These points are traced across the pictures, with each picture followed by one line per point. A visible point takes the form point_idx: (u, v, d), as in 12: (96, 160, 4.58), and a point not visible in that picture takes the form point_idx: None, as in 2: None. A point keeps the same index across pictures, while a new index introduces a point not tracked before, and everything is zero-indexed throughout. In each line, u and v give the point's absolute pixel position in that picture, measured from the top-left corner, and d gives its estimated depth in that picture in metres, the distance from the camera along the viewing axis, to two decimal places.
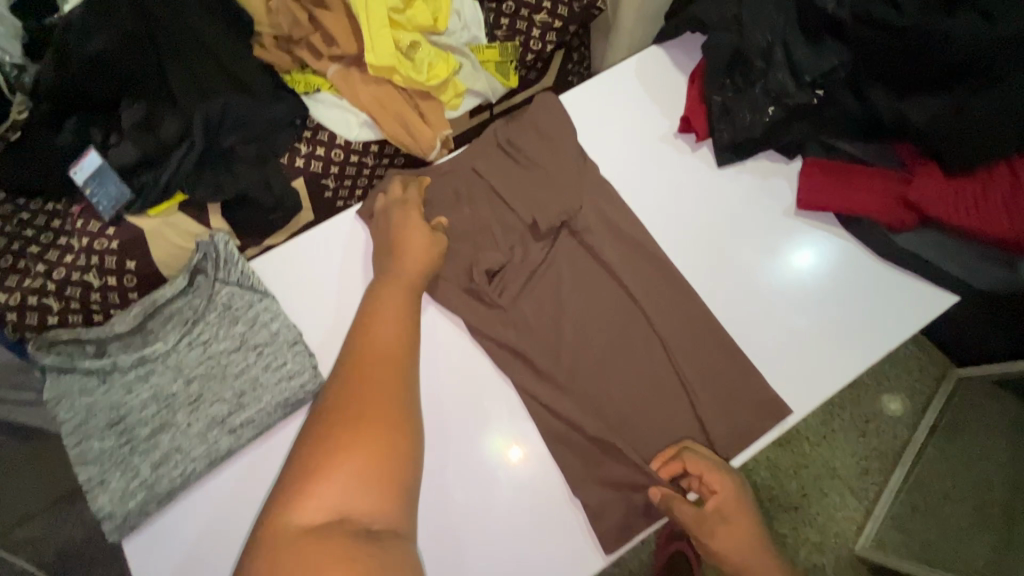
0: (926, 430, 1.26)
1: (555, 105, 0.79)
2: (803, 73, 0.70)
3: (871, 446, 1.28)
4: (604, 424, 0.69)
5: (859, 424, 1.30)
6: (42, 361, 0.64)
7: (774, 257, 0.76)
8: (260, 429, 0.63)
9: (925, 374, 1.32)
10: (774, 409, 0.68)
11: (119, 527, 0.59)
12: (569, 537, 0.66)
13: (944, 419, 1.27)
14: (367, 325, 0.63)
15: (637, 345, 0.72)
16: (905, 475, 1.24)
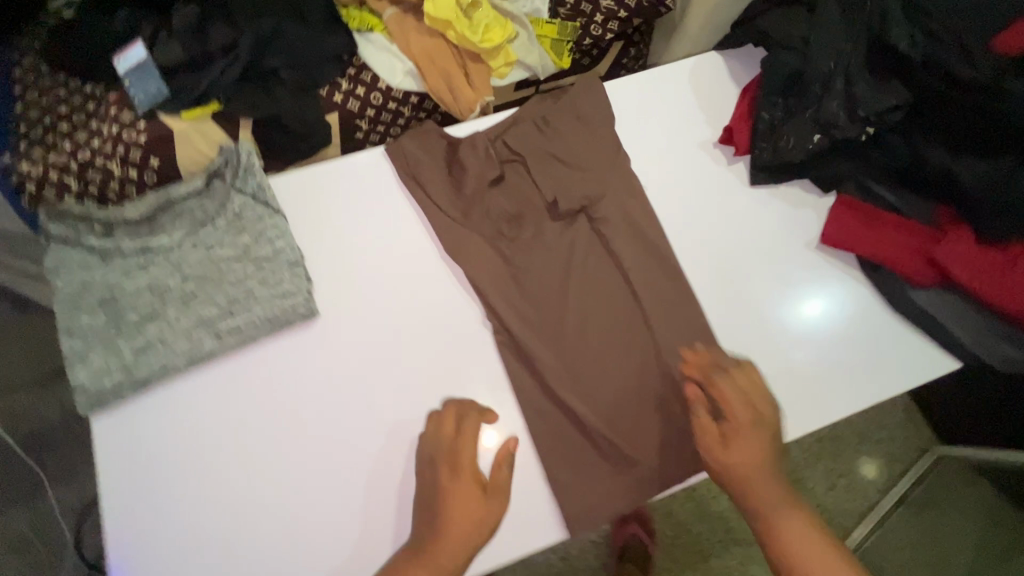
0: (895, 499, 1.22)
1: (599, 90, 0.79)
2: (859, 107, 0.67)
3: (835, 501, 1.23)
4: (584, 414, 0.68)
5: (830, 477, 1.25)
6: (49, 228, 0.64)
7: (806, 332, 0.73)
8: (245, 339, 0.64)
9: (907, 445, 1.27)
10: None
11: (93, 402, 0.60)
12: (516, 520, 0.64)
13: (915, 492, 1.23)
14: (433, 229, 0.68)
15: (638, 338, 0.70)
16: (864, 538, 1.18)
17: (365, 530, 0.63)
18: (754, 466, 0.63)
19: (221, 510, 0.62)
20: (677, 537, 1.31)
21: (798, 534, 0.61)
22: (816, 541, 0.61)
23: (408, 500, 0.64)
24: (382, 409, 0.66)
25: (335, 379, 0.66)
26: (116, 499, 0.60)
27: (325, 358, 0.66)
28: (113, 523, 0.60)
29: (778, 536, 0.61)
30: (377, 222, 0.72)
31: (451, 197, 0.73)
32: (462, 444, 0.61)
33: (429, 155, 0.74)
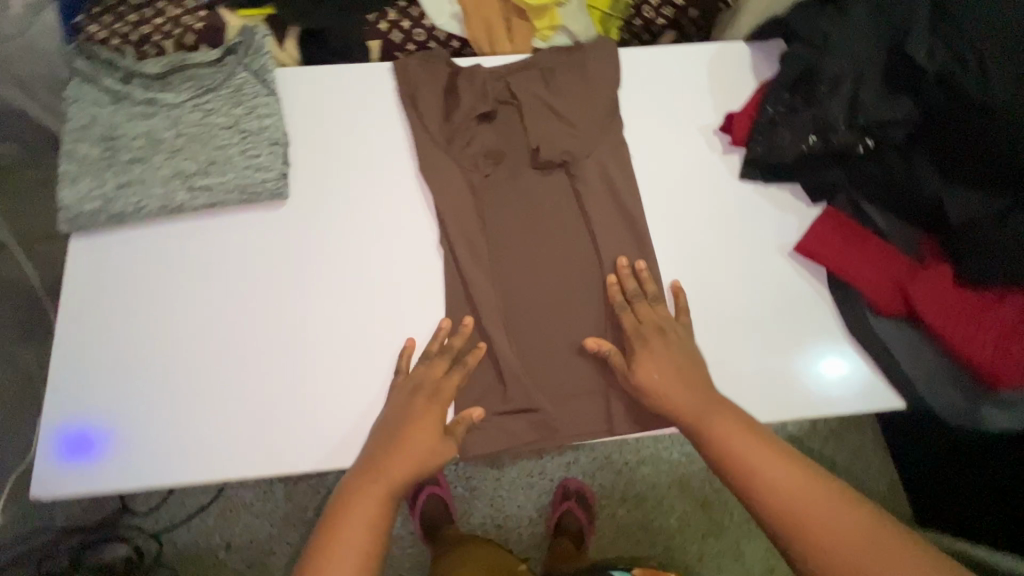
0: None
1: (611, 54, 0.79)
2: (861, 114, 0.65)
3: None
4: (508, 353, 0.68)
5: None
6: (78, 65, 0.72)
7: (755, 332, 0.70)
8: (214, 199, 0.68)
9: None
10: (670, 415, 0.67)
11: (72, 221, 0.66)
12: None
13: None
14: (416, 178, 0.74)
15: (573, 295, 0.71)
16: None
17: (274, 406, 0.64)
18: (688, 394, 0.63)
19: (153, 350, 0.66)
20: (616, 542, 1.29)
21: (751, 449, 0.57)
22: (775, 452, 0.57)
23: (320, 389, 0.65)
24: (322, 298, 0.69)
25: (288, 259, 0.70)
26: (70, 315, 0.66)
27: (284, 238, 0.70)
28: (61, 335, 0.65)
29: (738, 454, 0.57)
30: (367, 131, 0.76)
31: (439, 121, 0.75)
32: (450, 385, 0.65)
33: (429, 79, 0.76)
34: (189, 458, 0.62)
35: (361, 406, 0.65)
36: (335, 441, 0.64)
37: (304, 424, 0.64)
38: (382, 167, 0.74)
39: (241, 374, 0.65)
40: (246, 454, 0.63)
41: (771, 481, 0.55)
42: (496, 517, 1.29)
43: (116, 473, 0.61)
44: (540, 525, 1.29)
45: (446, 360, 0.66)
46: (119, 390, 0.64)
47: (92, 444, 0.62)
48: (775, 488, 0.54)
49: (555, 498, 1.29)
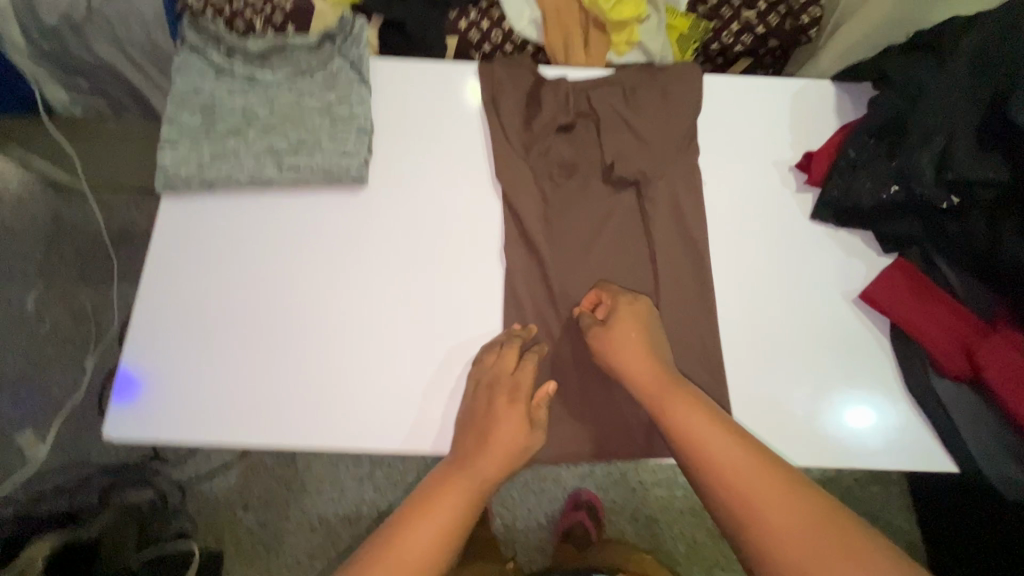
0: None
1: (695, 79, 0.79)
2: (950, 168, 0.63)
3: None
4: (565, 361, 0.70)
5: None
6: (187, 36, 0.76)
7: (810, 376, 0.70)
8: (299, 177, 0.71)
9: None
10: None
11: (167, 182, 0.70)
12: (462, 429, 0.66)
13: None
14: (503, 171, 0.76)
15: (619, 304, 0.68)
16: None
17: (330, 381, 0.67)
18: (685, 412, 0.60)
19: (225, 313, 0.69)
20: None
21: (750, 479, 0.55)
22: (778, 492, 0.54)
23: (374, 372, 0.68)
24: (387, 284, 0.71)
25: (359, 244, 0.72)
26: (154, 271, 0.70)
27: (358, 223, 0.73)
28: (144, 289, 0.70)
29: (741, 495, 0.54)
30: (448, 129, 0.78)
31: (519, 127, 0.77)
32: (521, 378, 0.65)
33: (514, 84, 0.78)
34: (247, 420, 0.65)
35: (413, 393, 0.67)
36: (385, 424, 0.66)
37: (358, 405, 0.66)
38: (460, 166, 0.77)
39: (303, 347, 0.68)
40: (298, 425, 0.65)
41: (769, 520, 0.52)
42: (505, 516, 1.30)
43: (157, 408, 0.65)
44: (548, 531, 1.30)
45: (514, 351, 0.66)
46: (190, 346, 0.68)
47: (131, 383, 0.66)
48: (768, 525, 0.52)
49: (566, 505, 1.30)
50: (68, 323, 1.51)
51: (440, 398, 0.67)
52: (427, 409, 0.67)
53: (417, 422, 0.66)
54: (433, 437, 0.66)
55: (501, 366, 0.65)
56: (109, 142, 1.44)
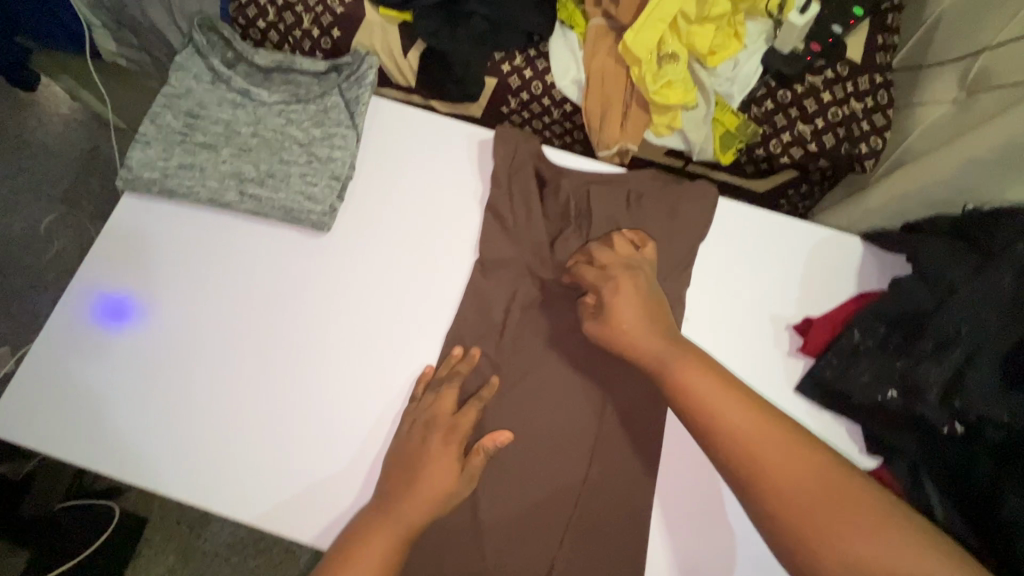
0: None
1: (708, 203, 0.73)
2: (960, 395, 0.54)
3: None
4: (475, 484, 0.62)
5: None
6: (193, 35, 0.73)
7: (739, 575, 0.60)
8: (258, 209, 0.67)
9: None
10: None
11: (128, 182, 0.67)
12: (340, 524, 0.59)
13: None
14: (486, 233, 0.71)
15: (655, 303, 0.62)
16: None
17: (225, 433, 0.62)
18: (708, 379, 0.53)
19: (144, 329, 0.65)
20: None
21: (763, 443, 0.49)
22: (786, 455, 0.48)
23: (272, 435, 0.62)
24: (317, 343, 0.66)
25: (301, 291, 0.68)
26: (90, 267, 0.67)
27: (307, 270, 0.68)
28: (75, 285, 0.66)
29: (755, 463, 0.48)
30: (431, 190, 0.73)
31: (507, 210, 0.71)
32: (460, 421, 0.60)
33: (513, 163, 0.73)
34: (127, 451, 0.61)
35: (303, 470, 0.61)
36: (264, 496, 0.60)
37: (244, 468, 0.61)
38: (432, 234, 0.71)
39: (210, 388, 0.64)
40: (176, 471, 0.61)
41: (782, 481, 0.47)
42: None
43: (54, 381, 0.63)
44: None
45: (456, 393, 0.62)
46: (103, 350, 0.64)
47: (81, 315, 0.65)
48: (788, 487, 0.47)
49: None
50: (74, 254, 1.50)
51: (330, 483, 0.61)
52: (314, 495, 0.60)
53: (298, 503, 0.60)
54: (309, 529, 0.59)
55: (438, 409, 0.60)
56: (146, 93, 1.45)
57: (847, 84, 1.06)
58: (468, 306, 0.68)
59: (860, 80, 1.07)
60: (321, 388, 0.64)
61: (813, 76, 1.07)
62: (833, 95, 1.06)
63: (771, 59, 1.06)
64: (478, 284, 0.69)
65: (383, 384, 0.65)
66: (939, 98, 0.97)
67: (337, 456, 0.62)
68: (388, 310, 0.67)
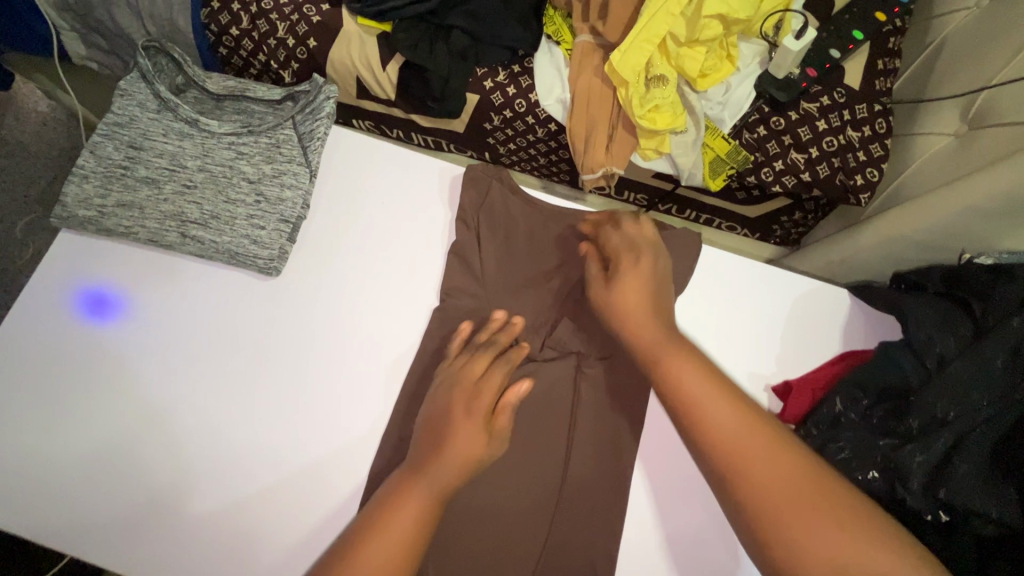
0: None
1: (691, 249, 0.68)
2: (943, 485, 0.49)
3: None
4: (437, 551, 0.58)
5: None
6: (138, 59, 0.68)
7: None
8: (201, 252, 0.62)
9: None
10: None
11: (62, 219, 0.63)
12: None
13: None
14: (447, 276, 0.66)
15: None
16: None
17: (158, 497, 0.58)
18: (700, 382, 0.51)
19: (76, 382, 0.61)
20: None
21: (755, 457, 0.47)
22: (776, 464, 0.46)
23: (209, 502, 0.58)
24: (261, 398, 0.61)
25: (246, 341, 0.63)
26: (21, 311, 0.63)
27: (254, 317, 0.64)
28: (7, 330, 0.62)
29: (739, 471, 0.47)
30: (392, 230, 0.68)
31: (474, 252, 0.66)
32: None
33: (481, 203, 0.67)
34: (55, 513, 0.57)
35: (238, 540, 0.57)
36: (196, 569, 0.56)
37: (176, 533, 0.57)
38: (389, 280, 0.66)
39: (143, 444, 0.59)
40: (107, 534, 0.57)
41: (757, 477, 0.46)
42: None
43: None
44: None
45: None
46: (38, 398, 0.61)
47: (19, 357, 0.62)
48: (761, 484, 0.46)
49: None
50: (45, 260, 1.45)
51: (268, 553, 0.56)
52: (245, 567, 0.56)
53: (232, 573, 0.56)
54: None
55: None
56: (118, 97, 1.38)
57: (844, 111, 1.01)
58: (425, 358, 0.63)
59: (858, 107, 1.02)
60: (262, 446, 0.59)
61: (808, 102, 1.02)
62: (829, 123, 1.01)
63: (764, 83, 1.00)
64: (435, 334, 0.64)
65: (326, 443, 0.60)
66: (942, 129, 0.91)
67: (275, 522, 0.57)
68: (339, 362, 0.63)
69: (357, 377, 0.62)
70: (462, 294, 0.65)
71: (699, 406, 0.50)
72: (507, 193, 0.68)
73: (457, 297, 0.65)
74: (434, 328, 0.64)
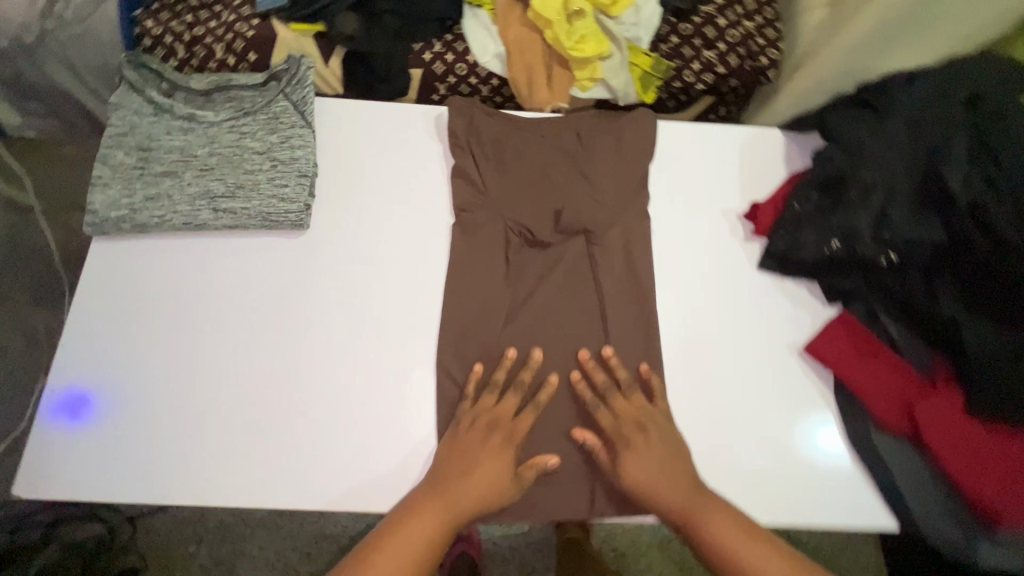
0: None
1: (649, 126, 0.79)
2: (886, 230, 0.65)
3: None
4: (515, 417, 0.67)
5: None
6: (124, 72, 0.73)
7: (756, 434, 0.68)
8: (235, 222, 0.69)
9: None
10: None
11: (96, 225, 0.68)
12: (396, 483, 0.64)
13: None
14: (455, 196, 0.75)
15: (673, 443, 0.65)
16: None
17: (262, 437, 0.65)
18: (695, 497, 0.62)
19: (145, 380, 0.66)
20: None
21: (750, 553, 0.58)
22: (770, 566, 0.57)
23: (310, 425, 0.65)
24: (327, 334, 0.69)
25: (299, 290, 0.70)
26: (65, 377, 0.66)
27: (299, 270, 0.71)
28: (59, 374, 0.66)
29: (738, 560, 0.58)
30: (397, 171, 0.76)
31: (473, 170, 0.75)
32: (518, 425, 0.65)
33: (470, 127, 0.76)
34: (172, 475, 0.63)
35: (345, 450, 0.64)
36: (316, 484, 0.63)
37: (290, 457, 0.64)
38: (407, 211, 0.75)
39: (234, 396, 0.66)
40: (225, 477, 0.63)
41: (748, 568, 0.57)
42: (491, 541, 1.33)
43: (81, 460, 0.63)
44: (526, 563, 1.32)
45: (513, 395, 0.66)
46: (102, 427, 0.64)
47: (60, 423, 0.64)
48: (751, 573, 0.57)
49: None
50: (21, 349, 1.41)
51: (375, 450, 0.65)
52: (358, 467, 0.64)
53: (348, 476, 0.64)
54: (359, 491, 0.63)
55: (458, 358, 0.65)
56: None
57: (736, 8, 1.18)
58: (460, 265, 0.72)
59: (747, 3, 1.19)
60: (342, 369, 0.67)
61: (705, 7, 1.19)
62: (726, 19, 1.17)
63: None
64: (461, 244, 0.73)
65: (397, 351, 0.69)
66: (813, 4, 1.10)
67: (375, 424, 0.65)
68: (387, 285, 0.71)
69: (407, 296, 0.71)
70: (474, 207, 0.75)
71: (707, 515, 0.60)
72: (487, 117, 0.77)
73: (469, 211, 0.75)
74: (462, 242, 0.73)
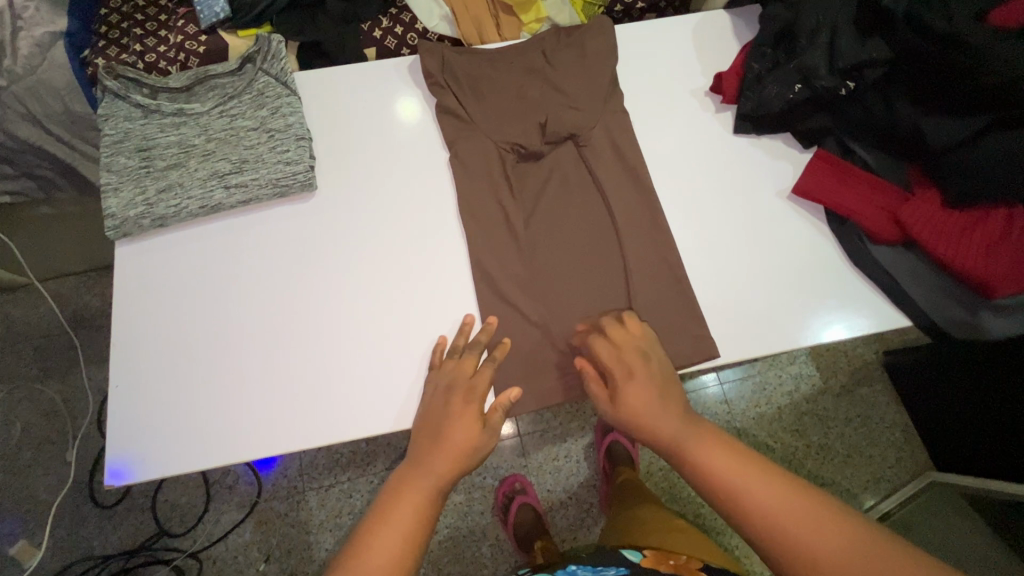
0: (881, 513, 1.30)
1: (606, 30, 0.84)
2: (839, 59, 0.71)
3: (821, 459, 1.37)
4: (561, 311, 0.73)
5: (812, 437, 1.38)
6: (105, 84, 0.76)
7: (767, 275, 0.74)
8: (249, 195, 0.73)
9: (883, 425, 1.39)
10: (705, 348, 0.71)
11: (117, 228, 0.71)
12: None
13: (901, 511, 1.30)
14: (446, 132, 0.80)
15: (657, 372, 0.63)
16: (831, 438, 1.38)
17: (324, 380, 0.69)
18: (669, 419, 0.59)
19: (199, 360, 0.69)
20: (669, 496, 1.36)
21: (743, 474, 0.54)
22: (762, 481, 0.53)
23: (365, 359, 0.70)
24: (358, 277, 0.73)
25: (323, 243, 0.74)
26: (120, 394, 0.68)
27: (317, 227, 0.75)
28: (117, 389, 0.68)
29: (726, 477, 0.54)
30: (384, 122, 0.81)
31: (457, 103, 0.80)
32: (477, 381, 0.64)
33: (443, 65, 0.81)
34: (248, 433, 0.67)
35: (404, 372, 0.69)
36: (387, 408, 0.68)
37: (356, 389, 0.69)
38: (398, 153, 0.79)
39: (287, 351, 0.70)
40: (300, 423, 0.67)
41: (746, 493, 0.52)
42: (545, 483, 1.39)
43: (160, 450, 0.66)
44: (582, 499, 1.38)
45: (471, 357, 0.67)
46: (170, 428, 0.67)
47: (129, 438, 0.66)
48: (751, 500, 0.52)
49: (598, 434, 1.37)
50: (41, 422, 1.40)
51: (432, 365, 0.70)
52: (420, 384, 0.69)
53: (413, 393, 0.69)
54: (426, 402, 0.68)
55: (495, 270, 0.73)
56: (32, 235, 1.32)
57: None
58: (468, 188, 0.77)
59: None
60: (382, 303, 0.72)
61: None
62: None
63: None
64: (462, 174, 0.77)
65: (429, 278, 0.74)
66: None
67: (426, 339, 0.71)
68: (403, 221, 0.76)
69: (424, 224, 0.76)
70: (464, 137, 0.79)
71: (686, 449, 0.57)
72: (458, 54, 0.82)
73: (459, 146, 0.79)
74: (459, 176, 0.77)
